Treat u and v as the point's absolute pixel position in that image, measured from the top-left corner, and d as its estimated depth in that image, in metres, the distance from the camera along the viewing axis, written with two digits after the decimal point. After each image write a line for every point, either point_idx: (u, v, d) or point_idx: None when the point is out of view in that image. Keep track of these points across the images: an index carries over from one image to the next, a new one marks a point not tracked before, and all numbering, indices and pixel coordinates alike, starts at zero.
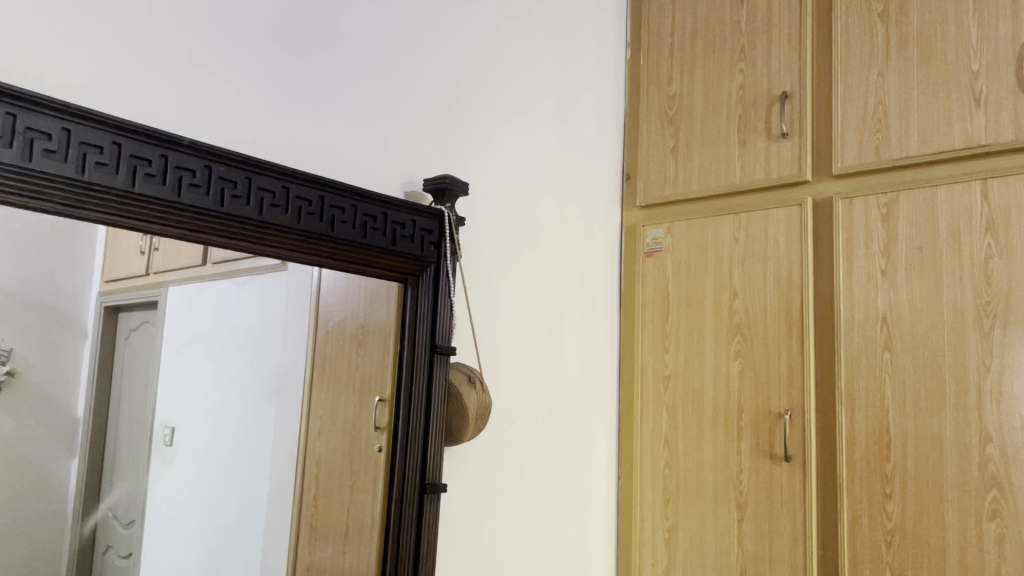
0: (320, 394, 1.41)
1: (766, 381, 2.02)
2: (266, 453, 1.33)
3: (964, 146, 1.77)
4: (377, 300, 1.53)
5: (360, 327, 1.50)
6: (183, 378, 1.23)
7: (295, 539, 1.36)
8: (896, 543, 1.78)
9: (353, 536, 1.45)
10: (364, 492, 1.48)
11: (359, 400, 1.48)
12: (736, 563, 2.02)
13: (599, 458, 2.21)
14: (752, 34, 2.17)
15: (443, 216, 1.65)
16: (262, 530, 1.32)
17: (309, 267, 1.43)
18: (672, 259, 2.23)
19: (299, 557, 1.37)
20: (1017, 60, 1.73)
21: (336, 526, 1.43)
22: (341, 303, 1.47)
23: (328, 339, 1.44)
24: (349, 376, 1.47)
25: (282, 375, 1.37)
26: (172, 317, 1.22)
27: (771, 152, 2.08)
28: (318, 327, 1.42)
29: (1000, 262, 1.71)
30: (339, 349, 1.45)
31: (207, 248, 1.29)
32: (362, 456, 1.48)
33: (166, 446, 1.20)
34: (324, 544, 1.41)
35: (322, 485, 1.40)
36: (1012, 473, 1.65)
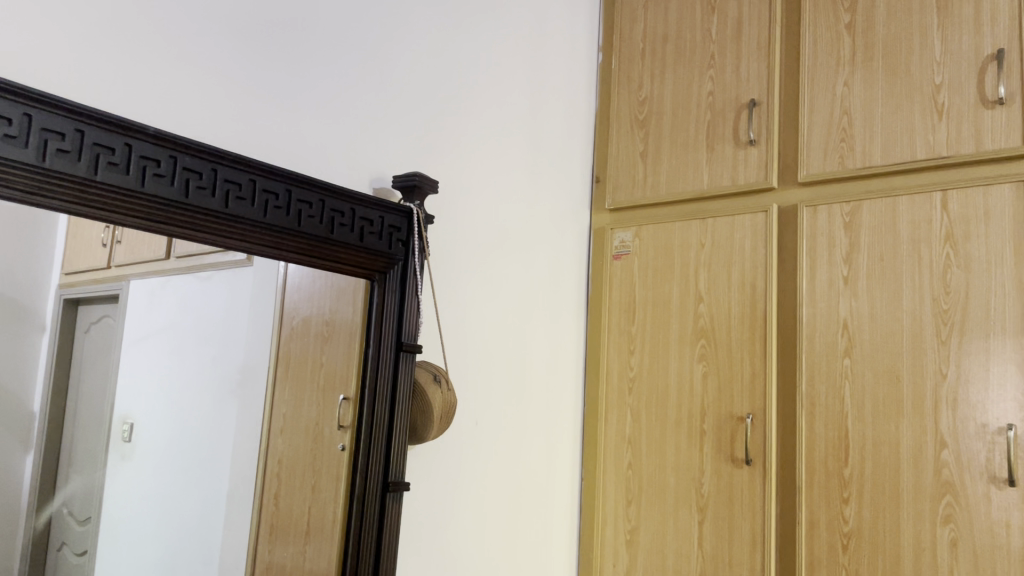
0: (283, 392, 1.39)
1: (728, 384, 2.04)
2: (228, 450, 1.32)
3: (926, 157, 1.80)
4: (343, 297, 1.52)
5: (326, 325, 1.49)
6: (143, 374, 1.22)
7: (255, 537, 1.35)
8: (852, 546, 1.80)
9: (314, 535, 1.44)
10: (326, 491, 1.47)
11: (323, 398, 1.47)
12: (696, 564, 2.03)
13: (562, 459, 2.22)
14: (722, 41, 2.19)
15: (412, 213, 1.64)
16: (222, 528, 1.31)
17: (276, 262, 1.42)
18: (639, 262, 2.25)
19: (259, 556, 1.35)
20: (978, 74, 1.76)
21: (298, 524, 1.42)
22: (307, 300, 1.46)
23: (292, 337, 1.42)
24: (313, 374, 1.46)
25: (246, 372, 1.36)
26: (132, 312, 1.21)
27: (738, 159, 2.10)
28: (283, 324, 1.41)
29: (958, 271, 1.74)
30: (303, 347, 1.44)
31: (172, 241, 1.28)
32: (325, 455, 1.47)
33: (125, 442, 1.18)
34: (285, 543, 1.40)
35: (283, 483, 1.39)
36: (966, 478, 1.67)
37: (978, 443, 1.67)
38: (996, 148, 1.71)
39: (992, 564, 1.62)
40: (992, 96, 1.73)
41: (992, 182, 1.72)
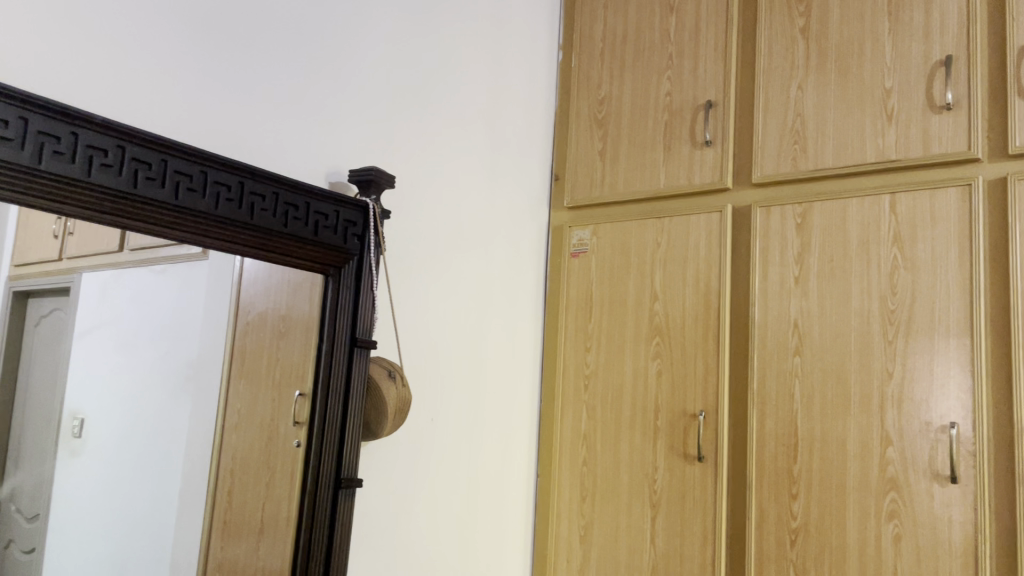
0: (237, 387, 1.38)
1: (682, 381, 2.06)
2: (181, 446, 1.30)
3: (875, 160, 1.84)
4: (300, 292, 1.51)
5: (282, 320, 1.48)
6: (93, 368, 1.19)
7: (207, 535, 1.33)
8: (800, 541, 1.84)
9: (267, 532, 1.43)
10: (281, 487, 1.46)
11: (277, 394, 1.46)
12: (649, 560, 2.05)
13: (518, 455, 2.23)
14: (680, 42, 2.21)
15: (368, 208, 1.63)
16: (174, 526, 1.29)
17: (230, 256, 1.40)
18: (596, 260, 2.26)
19: (211, 554, 1.34)
20: (927, 80, 1.80)
21: (251, 522, 1.41)
22: (262, 295, 1.45)
23: (247, 332, 1.41)
24: (268, 369, 1.45)
25: (201, 367, 1.34)
26: (86, 306, 1.19)
27: (694, 159, 2.13)
28: (238, 320, 1.40)
29: (905, 273, 1.78)
30: (258, 342, 1.43)
31: (125, 233, 1.26)
32: (280, 451, 1.46)
33: (74, 438, 1.16)
34: (237, 541, 1.38)
35: (236, 480, 1.38)
36: (909, 475, 1.71)
37: (922, 440, 1.71)
38: (943, 153, 1.75)
39: (934, 558, 1.66)
40: (940, 101, 1.77)
41: (938, 186, 1.75)
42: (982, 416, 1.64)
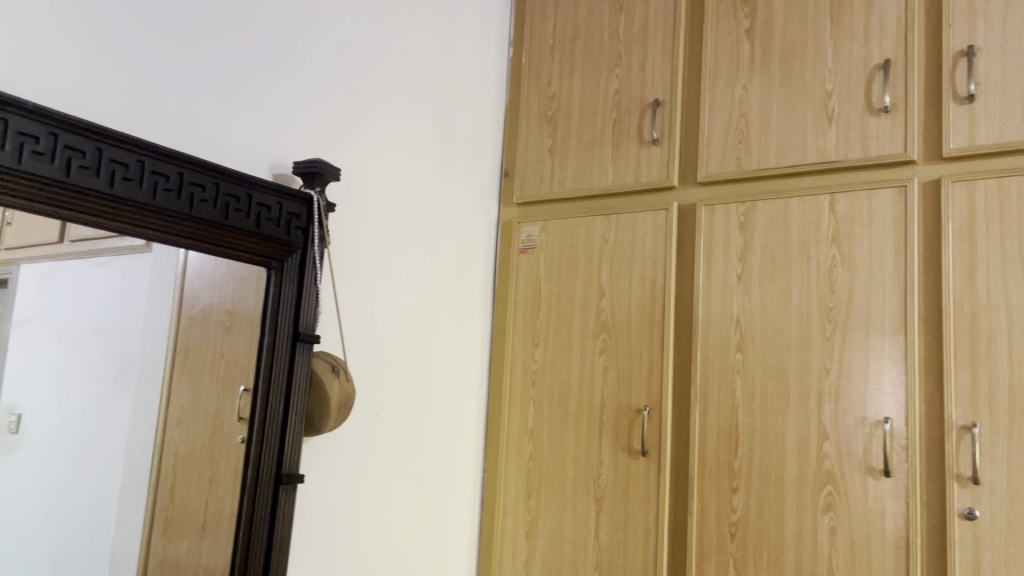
0: (181, 382, 1.37)
1: (627, 377, 2.08)
2: (120, 443, 1.29)
3: (816, 161, 1.88)
4: (247, 286, 1.51)
5: (227, 314, 1.47)
6: (31, 364, 1.18)
7: (147, 532, 1.33)
8: (739, 534, 1.87)
9: (210, 529, 1.42)
10: (224, 484, 1.45)
11: (223, 389, 1.45)
12: (593, 554, 2.07)
13: (465, 451, 2.22)
14: (629, 40, 2.23)
15: (312, 201, 1.61)
16: (113, 524, 1.28)
17: (174, 249, 1.38)
18: (544, 257, 2.27)
19: (151, 551, 1.33)
20: (866, 83, 1.84)
21: (193, 519, 1.40)
22: (207, 289, 1.44)
23: (191, 326, 1.40)
24: (213, 364, 1.43)
25: (142, 362, 1.33)
26: (24, 299, 1.18)
27: (641, 157, 2.15)
28: (181, 314, 1.38)
29: (843, 271, 1.82)
30: (203, 337, 1.42)
31: (65, 224, 1.24)
32: (223, 448, 1.44)
33: (11, 434, 1.16)
34: (179, 538, 1.37)
35: (179, 477, 1.37)
36: (845, 469, 1.76)
37: (857, 436, 1.75)
38: (880, 155, 1.80)
39: (867, 550, 1.71)
40: (878, 104, 1.82)
41: (876, 187, 1.80)
42: (915, 412, 1.69)
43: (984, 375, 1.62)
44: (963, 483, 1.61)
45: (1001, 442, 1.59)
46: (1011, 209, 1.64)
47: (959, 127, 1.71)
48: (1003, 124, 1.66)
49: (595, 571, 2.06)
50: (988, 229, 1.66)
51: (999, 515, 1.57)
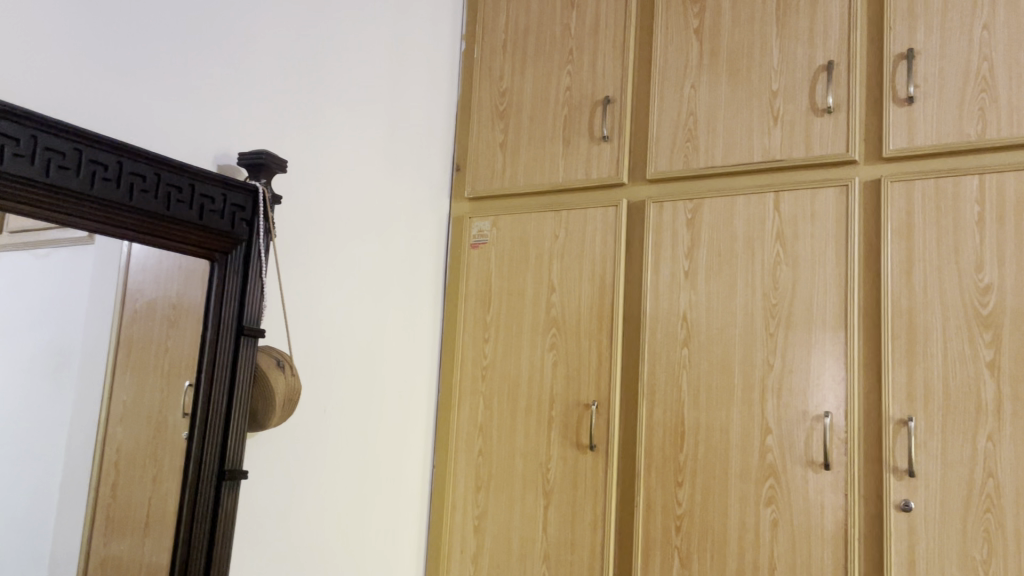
0: (124, 377, 1.35)
1: (576, 372, 2.09)
2: (61, 438, 1.27)
3: (762, 160, 1.91)
4: (192, 279, 1.47)
5: (172, 308, 1.44)
6: None
7: (89, 530, 1.31)
8: (684, 527, 1.89)
9: (154, 528, 1.40)
10: (170, 481, 1.42)
11: (167, 384, 1.42)
12: (541, 548, 2.08)
13: (414, 446, 2.21)
14: (580, 37, 2.24)
15: (257, 192, 1.58)
16: (53, 521, 1.26)
17: (117, 241, 1.36)
18: (495, 252, 2.26)
19: (93, 551, 1.31)
20: (810, 83, 1.88)
21: (136, 517, 1.38)
22: (152, 282, 1.42)
23: (135, 320, 1.38)
24: (157, 359, 1.41)
25: (84, 356, 1.31)
26: None
27: (592, 154, 2.16)
28: (124, 309, 1.36)
29: (786, 268, 1.85)
30: (147, 331, 1.40)
31: (3, 216, 1.22)
32: (169, 444, 1.42)
33: None
34: (122, 537, 1.35)
35: (122, 475, 1.35)
36: (787, 462, 1.79)
37: (799, 430, 1.78)
38: (823, 155, 1.83)
39: (807, 541, 1.74)
40: (822, 105, 1.85)
41: (818, 186, 1.83)
42: (854, 406, 1.72)
43: (920, 370, 1.66)
44: (899, 475, 1.65)
45: (936, 435, 1.63)
46: (947, 208, 1.68)
47: (898, 127, 1.75)
48: (940, 125, 1.71)
49: (542, 565, 2.07)
50: (926, 227, 1.70)
51: (933, 506, 1.61)
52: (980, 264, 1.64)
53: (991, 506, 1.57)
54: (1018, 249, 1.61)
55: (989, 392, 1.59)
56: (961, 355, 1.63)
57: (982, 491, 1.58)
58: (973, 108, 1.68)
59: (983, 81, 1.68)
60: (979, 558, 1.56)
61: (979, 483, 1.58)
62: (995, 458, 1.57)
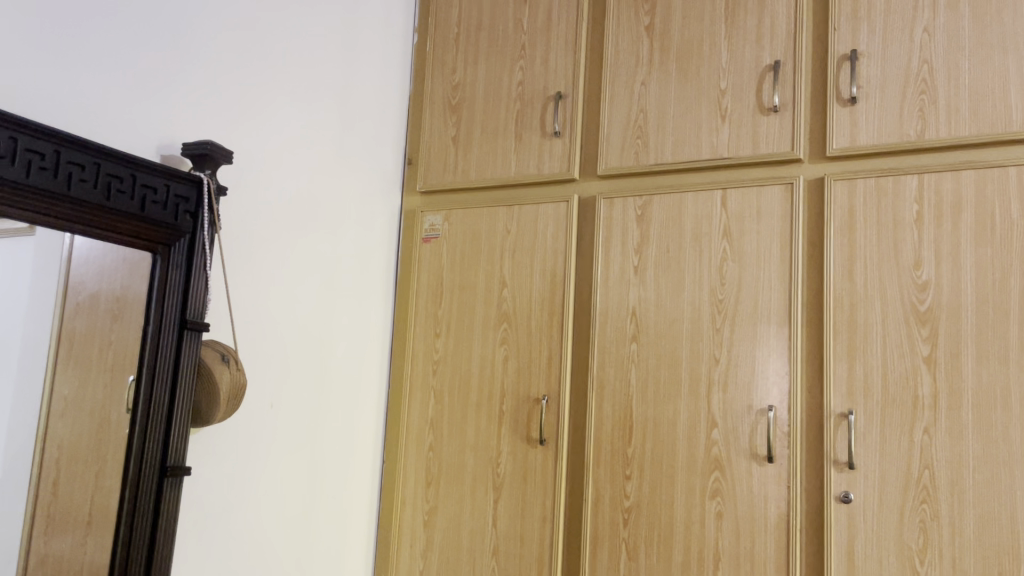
0: (65, 372, 1.32)
1: (527, 366, 2.09)
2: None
3: (710, 157, 1.93)
4: (137, 272, 1.45)
5: (116, 302, 1.41)
6: None
7: (29, 529, 1.27)
8: (632, 520, 1.91)
9: (96, 525, 1.37)
10: (114, 477, 1.40)
11: (110, 379, 1.40)
12: (490, 542, 2.08)
13: (363, 441, 2.20)
14: (532, 33, 2.24)
15: (202, 183, 1.55)
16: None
17: (59, 233, 1.33)
18: (447, 246, 2.25)
19: (32, 549, 1.28)
20: (757, 82, 1.91)
21: (78, 514, 1.35)
22: (95, 274, 1.38)
23: (77, 314, 1.35)
24: (100, 354, 1.38)
25: (23, 350, 1.28)
26: None
27: (544, 149, 2.16)
28: (66, 303, 1.34)
29: (732, 264, 1.88)
30: (90, 325, 1.37)
31: None
32: (112, 440, 1.40)
33: None
34: (63, 535, 1.32)
35: (64, 472, 1.32)
36: (732, 455, 1.82)
37: (744, 423, 1.81)
38: (769, 153, 1.86)
39: (751, 533, 1.77)
40: (768, 104, 1.88)
41: (764, 184, 1.86)
42: (797, 400, 1.76)
43: (860, 364, 1.70)
44: (840, 467, 1.69)
45: (875, 428, 1.67)
46: (887, 207, 1.72)
47: (842, 127, 1.78)
48: (881, 125, 1.74)
49: (491, 559, 2.07)
50: (867, 225, 1.73)
51: (871, 497, 1.65)
52: (919, 262, 1.68)
53: (927, 497, 1.60)
54: (954, 246, 1.65)
55: (926, 386, 1.63)
56: (900, 350, 1.67)
57: (918, 483, 1.61)
58: (913, 109, 1.72)
59: (922, 82, 1.72)
60: (915, 548, 1.60)
61: (915, 475, 1.62)
62: (931, 450, 1.61)
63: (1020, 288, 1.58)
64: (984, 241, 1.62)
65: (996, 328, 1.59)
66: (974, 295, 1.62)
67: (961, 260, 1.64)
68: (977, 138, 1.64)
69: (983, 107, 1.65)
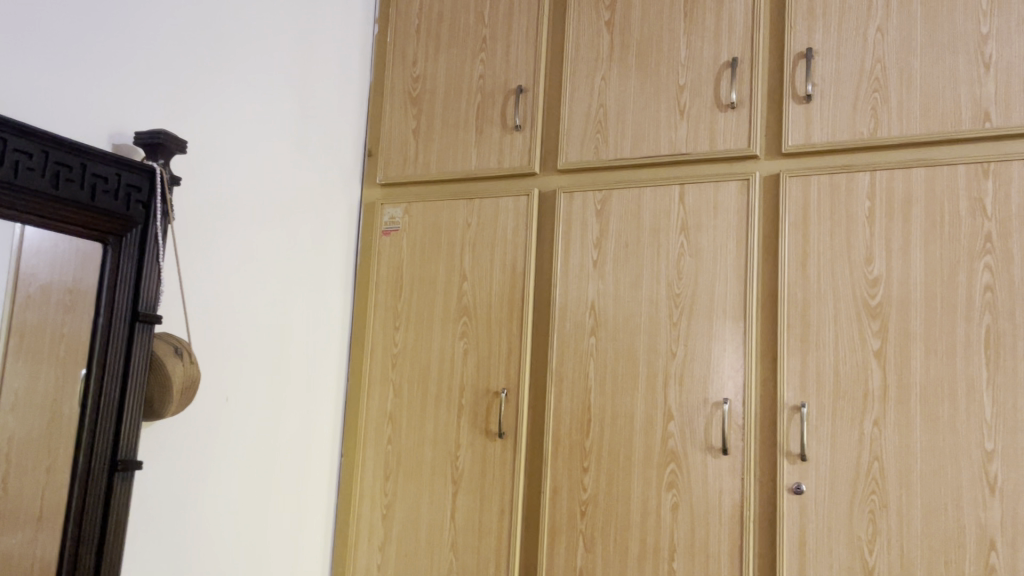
0: (15, 364, 1.30)
1: (487, 359, 2.09)
2: None
3: (669, 152, 1.95)
4: (90, 264, 1.43)
5: (68, 293, 1.39)
6: None
7: None
8: (589, 512, 1.92)
9: (47, 521, 1.35)
10: (64, 472, 1.38)
11: (63, 371, 1.38)
12: (448, 535, 2.08)
13: (321, 434, 2.18)
14: (493, 26, 2.23)
15: (155, 172, 1.52)
16: None
17: (7, 222, 1.30)
18: (407, 239, 2.24)
19: None
20: (715, 79, 1.92)
21: (28, 509, 1.33)
22: (47, 265, 1.36)
23: (28, 305, 1.33)
24: (53, 346, 1.36)
25: None
26: None
27: (504, 143, 2.16)
28: (16, 294, 1.31)
29: (690, 259, 1.89)
30: (41, 317, 1.35)
31: None
32: (63, 434, 1.37)
33: None
34: (13, 530, 1.31)
35: (13, 464, 1.31)
36: (688, 448, 1.84)
37: (699, 416, 1.83)
38: (727, 149, 1.88)
39: (705, 524, 1.80)
40: (726, 100, 1.90)
41: (722, 180, 1.88)
42: (752, 393, 1.78)
43: (813, 358, 1.73)
44: (792, 459, 1.72)
45: (826, 420, 1.70)
46: (841, 203, 1.75)
47: (797, 124, 1.81)
48: (835, 123, 1.77)
49: (450, 552, 2.07)
50: (820, 221, 1.76)
51: (822, 488, 1.68)
52: (870, 257, 1.71)
53: (876, 488, 1.64)
54: (905, 242, 1.68)
55: (876, 379, 1.67)
56: (851, 344, 1.70)
57: (868, 474, 1.65)
58: (867, 107, 1.75)
59: (875, 81, 1.74)
60: (864, 538, 1.63)
61: (865, 466, 1.65)
62: (881, 442, 1.65)
63: (967, 284, 1.62)
64: (933, 237, 1.66)
65: (944, 322, 1.63)
66: (923, 290, 1.65)
67: (911, 255, 1.67)
68: (928, 136, 1.68)
69: (933, 105, 1.68)
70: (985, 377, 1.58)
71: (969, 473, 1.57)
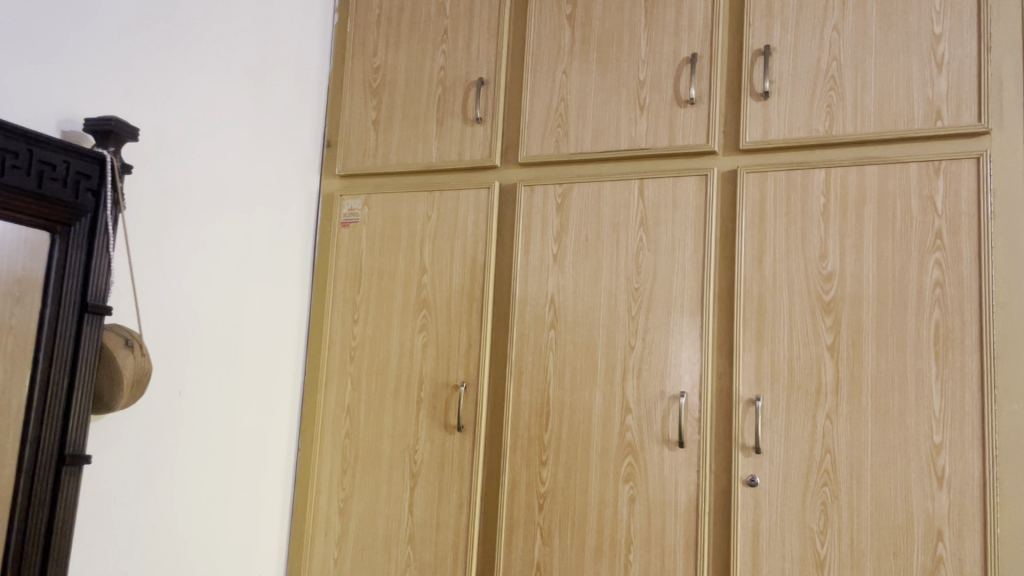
0: None
1: (446, 353, 2.09)
2: None
3: (629, 147, 1.95)
4: (38, 253, 1.39)
5: (17, 283, 1.36)
6: None
7: None
8: (546, 505, 1.93)
9: None
10: (10, 466, 1.34)
11: (12, 363, 1.35)
12: (406, 529, 2.07)
13: (277, 427, 2.16)
14: (454, 17, 2.22)
15: (105, 160, 1.48)
16: None
17: None
18: (366, 231, 2.22)
19: None
20: (675, 74, 1.93)
21: None
22: None
23: None
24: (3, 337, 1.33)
25: None
26: None
27: (465, 135, 2.15)
28: None
29: (648, 254, 1.90)
30: None
31: None
32: (10, 427, 1.34)
33: None
34: None
35: None
36: (645, 441, 1.85)
37: (657, 409, 1.84)
38: (685, 144, 1.89)
39: (662, 516, 1.81)
40: (685, 96, 1.91)
41: (680, 175, 1.89)
42: (708, 387, 1.80)
43: (768, 352, 1.75)
44: (747, 452, 1.74)
45: (780, 414, 1.72)
46: (797, 199, 1.77)
47: (754, 121, 1.82)
48: (792, 120, 1.79)
49: (407, 546, 2.06)
50: (777, 217, 1.78)
51: (776, 480, 1.70)
52: (825, 253, 1.73)
53: (829, 480, 1.66)
54: (858, 239, 1.71)
55: (829, 373, 1.69)
56: (805, 339, 1.72)
57: (820, 466, 1.67)
58: (822, 105, 1.77)
59: (831, 79, 1.77)
60: (816, 529, 1.66)
61: (818, 459, 1.68)
62: (833, 435, 1.67)
63: (917, 280, 1.65)
64: (885, 233, 1.68)
65: (895, 318, 1.65)
66: (876, 285, 1.68)
67: (863, 252, 1.70)
68: (881, 134, 1.70)
69: (887, 104, 1.71)
70: (934, 371, 1.61)
71: (917, 465, 1.60)
